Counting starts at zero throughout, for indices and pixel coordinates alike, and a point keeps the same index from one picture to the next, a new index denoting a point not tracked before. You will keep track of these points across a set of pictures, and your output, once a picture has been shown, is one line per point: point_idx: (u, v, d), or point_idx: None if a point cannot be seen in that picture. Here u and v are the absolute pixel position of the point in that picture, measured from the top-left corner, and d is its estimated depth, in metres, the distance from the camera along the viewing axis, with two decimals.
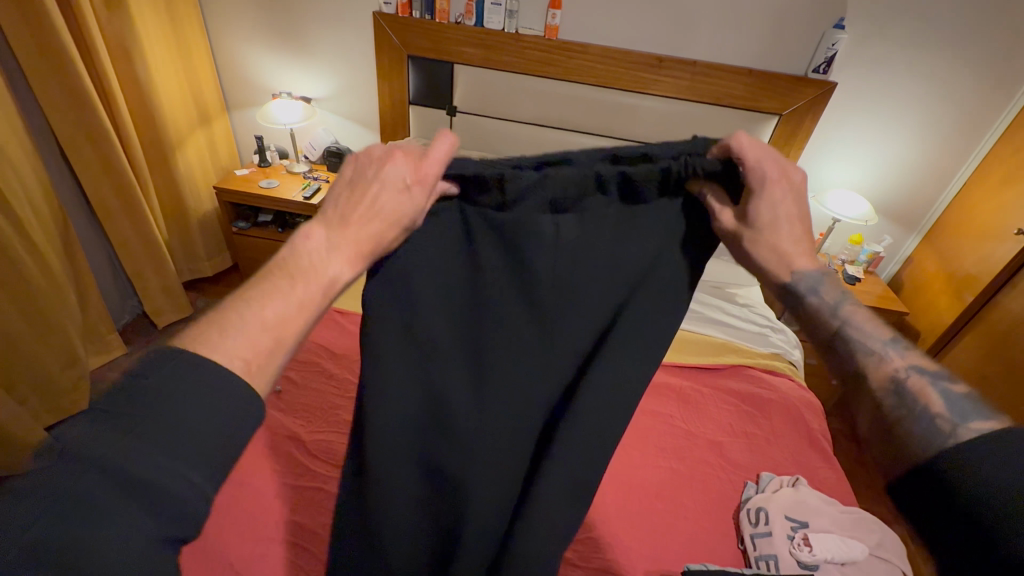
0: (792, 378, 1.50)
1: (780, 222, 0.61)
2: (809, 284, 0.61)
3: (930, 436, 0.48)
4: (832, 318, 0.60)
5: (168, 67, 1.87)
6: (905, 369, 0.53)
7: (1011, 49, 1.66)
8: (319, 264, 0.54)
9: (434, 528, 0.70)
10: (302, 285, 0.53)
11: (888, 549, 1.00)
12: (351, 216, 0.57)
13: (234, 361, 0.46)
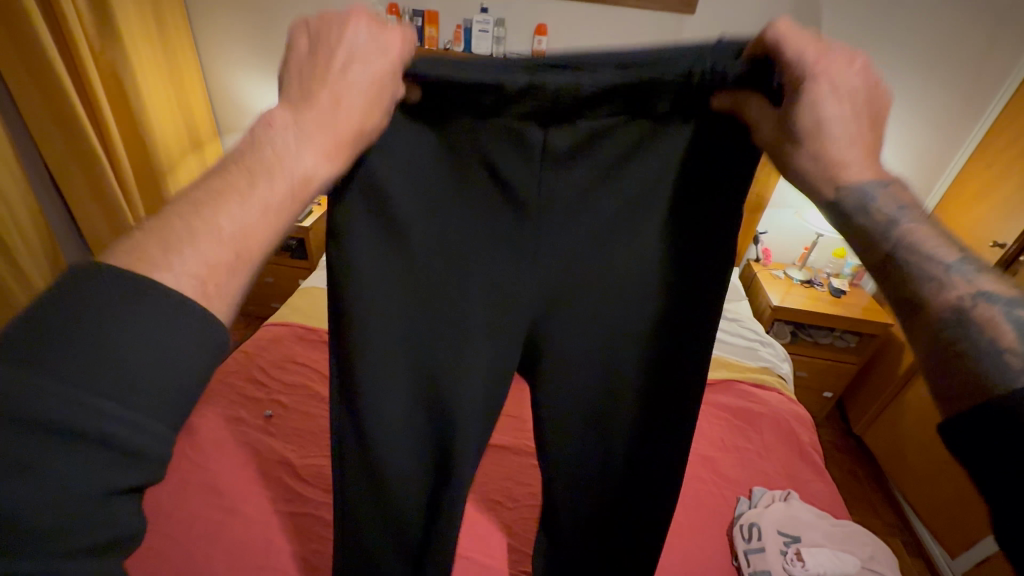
0: (781, 392, 1.50)
1: (843, 125, 0.49)
2: (862, 195, 0.48)
3: (994, 373, 0.37)
4: (886, 234, 0.47)
5: (161, 96, 1.90)
6: (973, 296, 0.41)
7: (976, 71, 1.74)
8: (293, 160, 0.46)
9: (427, 438, 0.74)
10: (272, 182, 0.45)
11: (880, 562, 1.01)
12: (320, 112, 0.48)
13: (187, 282, 0.38)
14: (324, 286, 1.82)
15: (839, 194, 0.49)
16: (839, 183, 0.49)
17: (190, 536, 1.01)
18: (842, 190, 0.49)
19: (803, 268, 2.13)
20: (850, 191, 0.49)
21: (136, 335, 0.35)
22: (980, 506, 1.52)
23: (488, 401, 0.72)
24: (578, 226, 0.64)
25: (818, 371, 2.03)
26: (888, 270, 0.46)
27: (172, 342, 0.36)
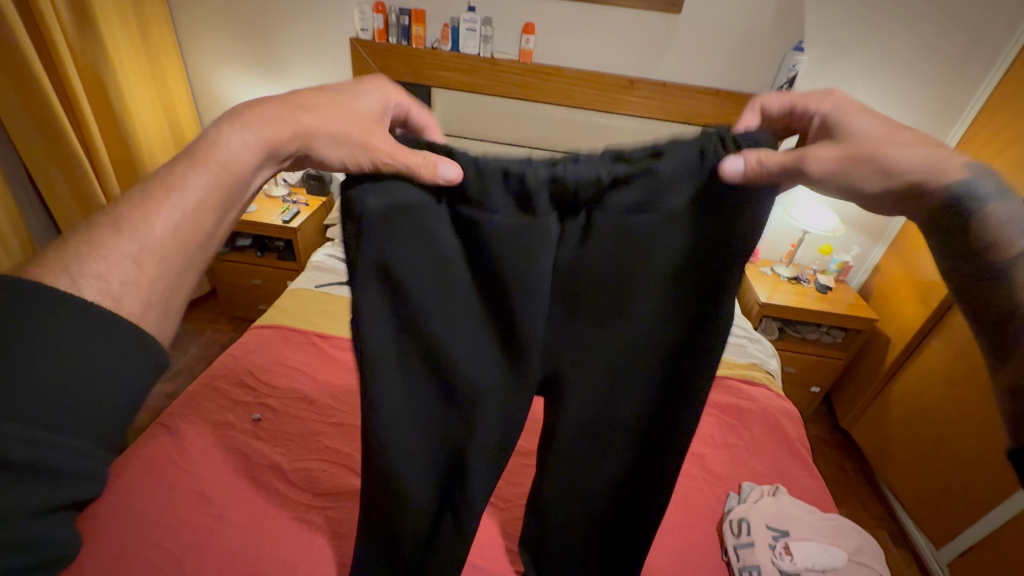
0: (770, 388, 1.52)
1: (886, 140, 0.56)
2: (969, 190, 0.55)
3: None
4: (1013, 238, 0.52)
5: (143, 97, 1.87)
6: None
7: (957, 69, 1.76)
8: (234, 170, 0.56)
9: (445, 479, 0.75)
10: (198, 173, 0.54)
11: (867, 554, 1.02)
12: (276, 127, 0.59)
13: (93, 282, 0.47)
14: (312, 287, 1.80)
15: (954, 193, 0.55)
16: (944, 184, 0.55)
17: (179, 544, 0.99)
18: (948, 191, 0.55)
19: (790, 265, 2.14)
20: (957, 191, 0.55)
21: (58, 353, 0.42)
22: (968, 498, 1.53)
23: (501, 441, 0.70)
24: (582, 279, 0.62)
25: (806, 367, 2.05)
26: (997, 280, 0.52)
27: (97, 358, 0.43)
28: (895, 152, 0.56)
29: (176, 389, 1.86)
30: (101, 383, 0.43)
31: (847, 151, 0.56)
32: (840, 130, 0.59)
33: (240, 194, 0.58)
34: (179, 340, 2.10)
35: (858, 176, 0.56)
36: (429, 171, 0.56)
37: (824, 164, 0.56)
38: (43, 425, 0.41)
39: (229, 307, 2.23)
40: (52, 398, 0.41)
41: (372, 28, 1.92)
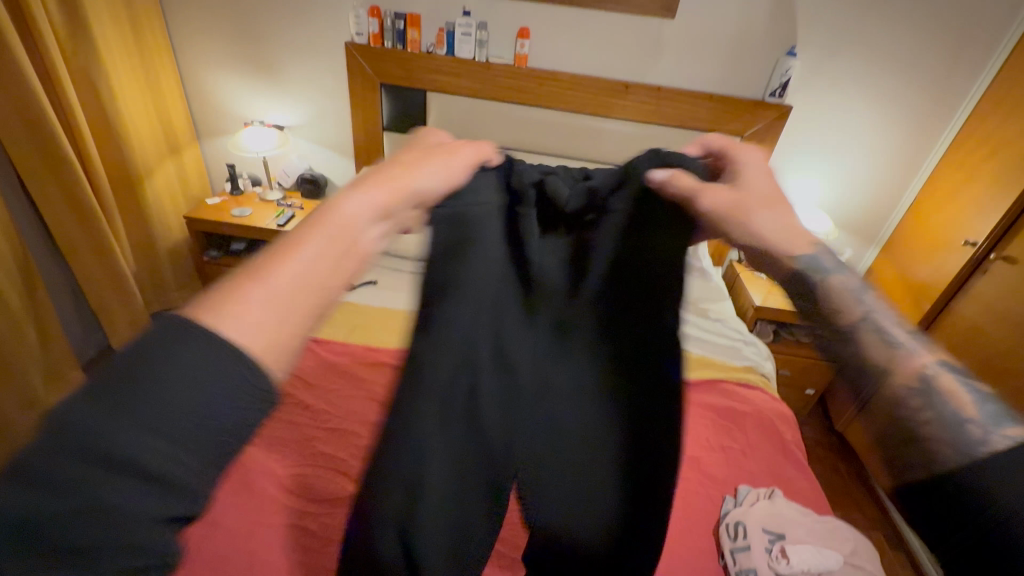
0: (764, 390, 1.53)
1: (772, 198, 0.57)
2: (813, 263, 0.53)
3: (963, 443, 0.41)
4: (852, 305, 0.50)
5: (136, 101, 1.87)
6: (936, 367, 0.46)
7: (947, 74, 1.78)
8: (359, 231, 0.45)
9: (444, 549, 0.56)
10: (329, 231, 0.43)
11: (862, 556, 1.02)
12: (396, 179, 0.51)
13: (247, 335, 0.35)
14: None
15: (802, 263, 0.53)
16: (792, 253, 0.53)
17: None
18: (796, 260, 0.53)
19: None
20: (805, 261, 0.53)
21: (183, 360, 0.32)
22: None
23: (495, 486, 0.59)
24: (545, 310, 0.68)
25: (801, 369, 2.07)
26: (851, 342, 0.48)
27: (217, 368, 0.32)
28: (772, 210, 0.56)
29: None
30: (219, 406, 0.32)
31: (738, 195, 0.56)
32: (743, 182, 0.58)
33: (368, 257, 0.46)
34: None
35: (730, 224, 0.55)
36: (481, 147, 0.62)
37: (713, 202, 0.56)
38: (139, 450, 0.30)
39: None
40: (166, 421, 0.31)
41: (367, 33, 1.92)
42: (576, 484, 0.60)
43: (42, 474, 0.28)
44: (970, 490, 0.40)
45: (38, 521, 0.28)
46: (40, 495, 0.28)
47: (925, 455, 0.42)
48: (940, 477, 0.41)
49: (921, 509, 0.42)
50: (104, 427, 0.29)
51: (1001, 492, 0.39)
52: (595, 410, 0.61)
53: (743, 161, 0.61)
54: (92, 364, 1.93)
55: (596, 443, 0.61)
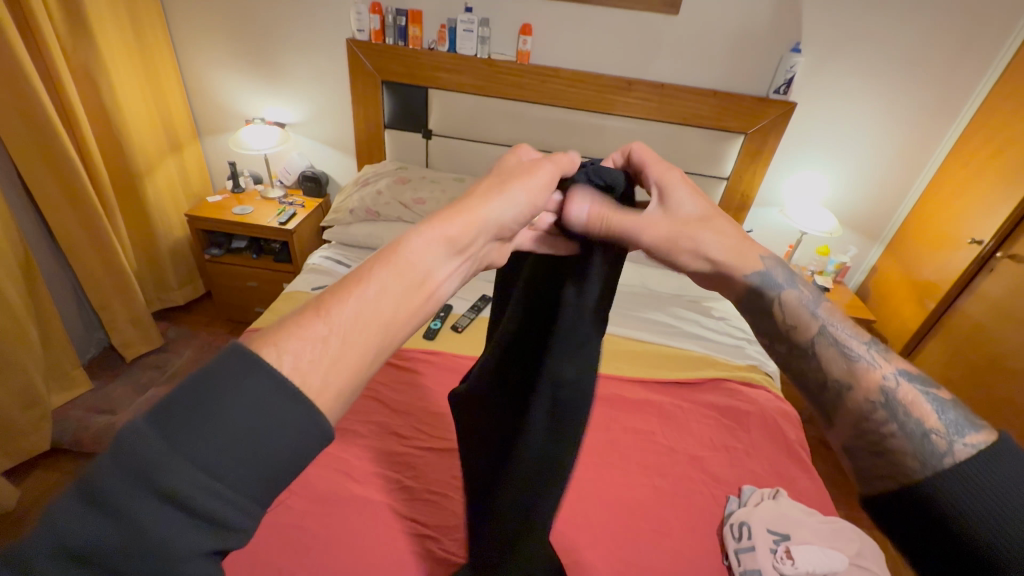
0: (768, 390, 1.51)
1: (701, 217, 0.59)
2: (765, 280, 0.56)
3: (924, 454, 0.42)
4: (808, 319, 0.53)
5: (136, 95, 1.85)
6: (895, 376, 0.47)
7: (954, 69, 1.76)
8: (429, 271, 0.45)
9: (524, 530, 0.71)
10: (400, 272, 0.43)
11: (868, 558, 1.01)
12: (471, 212, 0.51)
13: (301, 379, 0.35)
14: (308, 289, 1.68)
15: (754, 281, 0.56)
16: (742, 273, 0.57)
17: None
18: (746, 278, 0.57)
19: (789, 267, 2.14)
20: (755, 279, 0.56)
21: (241, 397, 0.32)
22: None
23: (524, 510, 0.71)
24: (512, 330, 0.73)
25: None
26: (812, 356, 0.51)
27: (275, 416, 0.32)
28: (704, 232, 0.58)
29: None
30: (273, 442, 0.32)
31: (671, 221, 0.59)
32: (670, 201, 0.61)
33: (430, 297, 0.45)
34: (175, 343, 2.07)
35: (679, 249, 0.59)
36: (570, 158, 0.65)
37: (650, 237, 0.60)
38: (193, 490, 0.31)
39: (224, 309, 2.20)
40: (217, 459, 0.31)
41: (368, 29, 1.90)
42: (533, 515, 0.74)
43: (112, 505, 0.30)
44: (934, 498, 0.40)
45: (107, 550, 0.30)
46: (114, 523, 0.30)
47: (892, 464, 0.43)
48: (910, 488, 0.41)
49: (889, 517, 0.43)
50: (163, 461, 0.30)
51: (965, 499, 0.39)
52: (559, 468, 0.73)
53: (656, 175, 0.63)
54: (94, 362, 1.92)
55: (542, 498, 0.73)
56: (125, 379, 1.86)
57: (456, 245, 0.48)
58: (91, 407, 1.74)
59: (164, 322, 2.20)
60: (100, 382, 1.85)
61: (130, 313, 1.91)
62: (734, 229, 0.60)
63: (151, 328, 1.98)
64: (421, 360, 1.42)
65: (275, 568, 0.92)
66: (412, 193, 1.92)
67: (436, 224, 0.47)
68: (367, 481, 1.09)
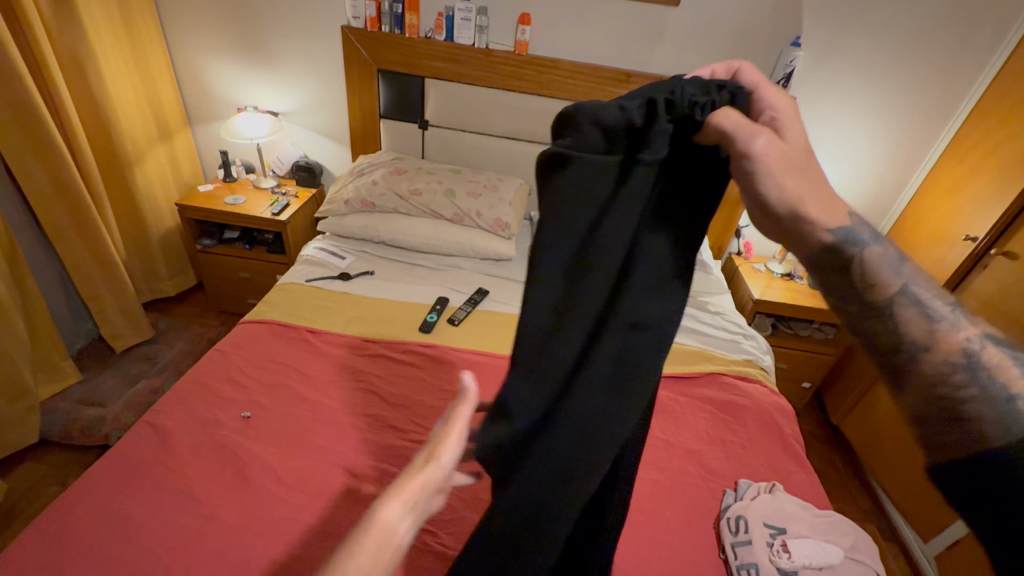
0: (763, 384, 1.52)
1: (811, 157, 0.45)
2: (851, 235, 0.43)
3: (1008, 422, 0.36)
4: (888, 276, 0.42)
5: (123, 79, 1.80)
6: (981, 339, 0.39)
7: (952, 68, 1.76)
8: (394, 528, 0.57)
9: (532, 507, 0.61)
10: (365, 546, 0.55)
11: (862, 551, 1.02)
12: (414, 480, 0.60)
13: None
14: (302, 281, 1.66)
15: (836, 237, 0.43)
16: (823, 227, 0.43)
17: (165, 546, 0.91)
18: (828, 233, 0.43)
19: (783, 261, 2.15)
20: (839, 234, 0.43)
21: None
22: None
23: (550, 479, 0.60)
24: (589, 247, 0.55)
25: (798, 363, 2.08)
26: (892, 320, 0.41)
27: None
28: (818, 180, 0.45)
29: (163, 384, 1.80)
30: None
31: (784, 150, 0.45)
32: (785, 134, 0.47)
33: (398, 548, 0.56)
34: (166, 334, 2.04)
35: (784, 177, 0.44)
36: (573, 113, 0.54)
37: (768, 152, 0.44)
38: None
39: (216, 301, 2.17)
40: None
41: (364, 16, 1.87)
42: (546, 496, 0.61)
43: None
44: (1013, 471, 0.35)
45: None
46: None
47: (965, 431, 0.37)
48: (981, 461, 0.36)
49: (960, 491, 0.37)
50: None
51: None
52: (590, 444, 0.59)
53: (773, 101, 0.50)
54: (82, 353, 1.88)
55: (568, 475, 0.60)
56: (115, 372, 1.83)
57: (408, 501, 0.59)
58: (79, 399, 1.70)
59: (154, 313, 2.17)
60: (90, 373, 1.81)
61: (120, 305, 1.88)
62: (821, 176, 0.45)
63: (142, 321, 1.95)
64: (417, 354, 1.41)
65: (271, 562, 0.91)
66: (408, 184, 1.89)
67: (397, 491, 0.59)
68: (364, 474, 1.08)
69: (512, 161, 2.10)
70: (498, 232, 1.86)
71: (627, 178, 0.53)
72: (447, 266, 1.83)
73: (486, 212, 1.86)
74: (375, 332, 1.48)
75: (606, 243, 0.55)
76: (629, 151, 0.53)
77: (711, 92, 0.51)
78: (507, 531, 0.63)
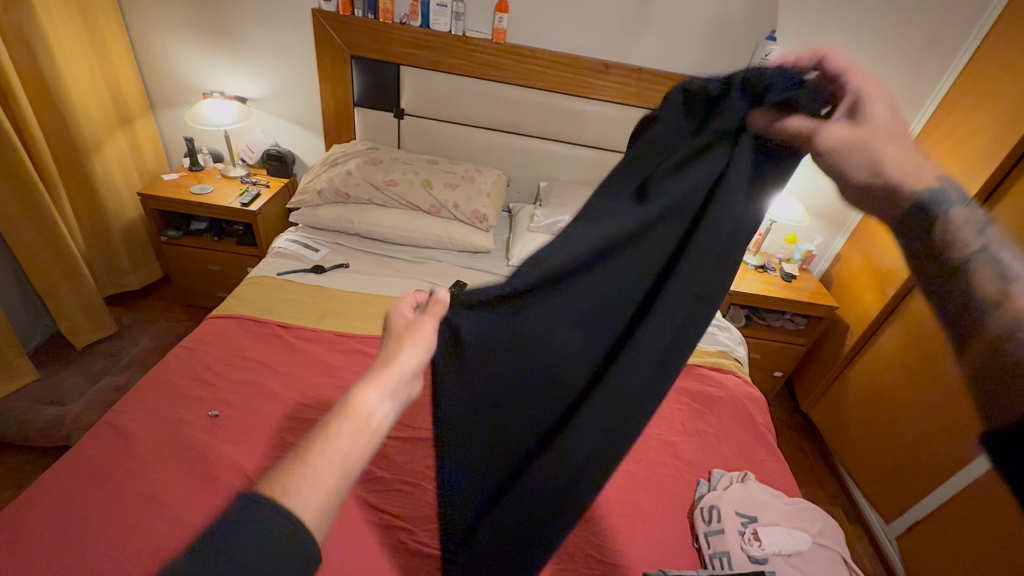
0: (737, 374, 1.55)
1: (895, 135, 0.47)
2: (936, 197, 0.44)
3: None
4: (969, 238, 0.42)
5: (77, 57, 1.70)
6: None
7: (919, 65, 1.81)
8: (373, 409, 0.54)
9: (540, 505, 0.61)
10: (345, 430, 0.51)
11: (829, 536, 1.05)
12: (389, 370, 0.59)
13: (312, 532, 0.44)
14: (274, 274, 1.62)
15: (918, 199, 0.44)
16: (906, 190, 0.45)
17: (127, 553, 0.87)
18: (913, 196, 0.45)
19: (756, 253, 2.19)
20: (924, 196, 0.44)
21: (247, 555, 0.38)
22: (929, 467, 1.59)
23: (561, 480, 0.59)
24: (648, 198, 0.56)
25: (771, 353, 2.13)
26: (965, 281, 0.41)
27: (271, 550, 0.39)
28: (900, 156, 0.47)
29: (127, 381, 1.74)
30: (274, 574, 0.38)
31: (859, 130, 0.47)
32: (863, 115, 0.48)
33: (381, 433, 0.53)
34: (130, 330, 1.96)
35: (858, 152, 0.47)
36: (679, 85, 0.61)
37: (834, 137, 0.47)
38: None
39: (184, 294, 2.10)
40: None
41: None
42: (558, 501, 0.60)
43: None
44: None
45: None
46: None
47: None
48: None
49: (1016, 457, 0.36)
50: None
51: None
52: (603, 445, 0.58)
53: (860, 80, 0.48)
54: (39, 350, 1.80)
55: (577, 486, 0.59)
56: (76, 369, 1.75)
57: (386, 387, 0.57)
58: (36, 398, 1.62)
59: (118, 308, 2.08)
60: (47, 371, 1.73)
61: (78, 299, 1.79)
62: (914, 142, 0.48)
63: (103, 316, 1.86)
64: None
65: None
66: (384, 174, 1.85)
67: (374, 379, 0.57)
68: None
69: (489, 153, 2.08)
70: (476, 224, 1.84)
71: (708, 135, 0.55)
72: (424, 258, 1.80)
73: (464, 204, 1.84)
74: (350, 327, 1.45)
75: (660, 198, 0.56)
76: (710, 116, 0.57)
77: (787, 76, 0.51)
78: (519, 523, 0.64)
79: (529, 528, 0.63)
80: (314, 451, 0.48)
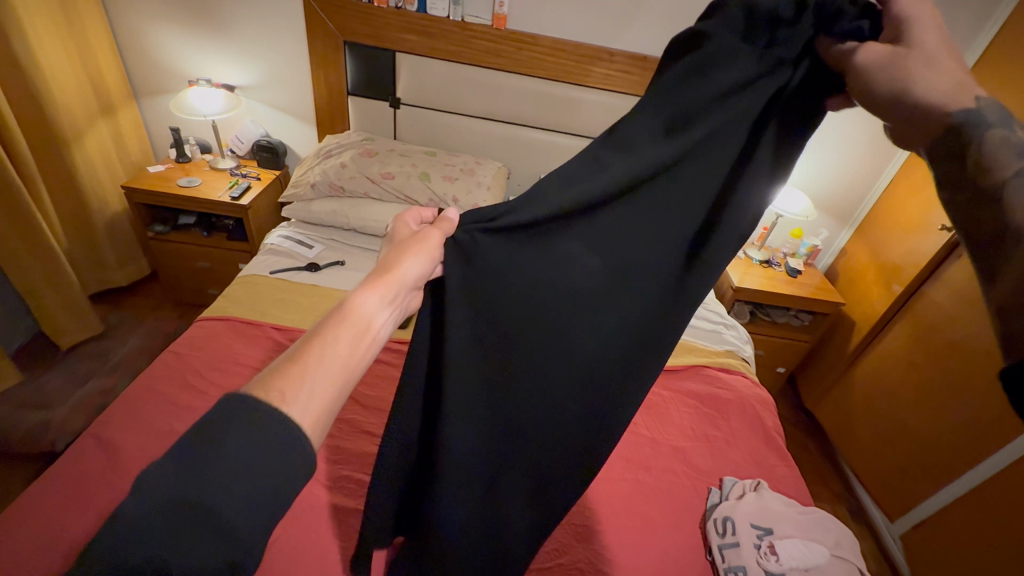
0: (744, 374, 1.52)
1: (934, 57, 0.46)
2: (975, 117, 0.43)
3: None
4: (1010, 160, 0.40)
5: (53, 42, 1.60)
6: None
7: None
8: (371, 317, 0.52)
9: (582, 432, 0.70)
10: (342, 335, 0.49)
11: (845, 547, 1.03)
12: (391, 274, 0.56)
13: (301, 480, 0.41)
14: (266, 273, 1.55)
15: (958, 119, 0.43)
16: (947, 109, 0.44)
17: None
18: (950, 116, 0.44)
19: (761, 248, 2.15)
20: (961, 117, 0.43)
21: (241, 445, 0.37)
22: (938, 465, 1.57)
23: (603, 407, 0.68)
24: (679, 141, 0.56)
25: (775, 350, 2.10)
26: (1006, 201, 0.39)
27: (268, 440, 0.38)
28: (946, 80, 0.45)
29: (115, 385, 1.67)
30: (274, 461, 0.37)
31: (898, 50, 0.46)
32: (911, 40, 0.46)
33: (377, 343, 0.52)
34: (118, 330, 1.90)
35: (905, 72, 0.46)
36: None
37: (874, 60, 0.47)
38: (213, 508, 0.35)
39: (173, 291, 2.03)
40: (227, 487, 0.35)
41: None
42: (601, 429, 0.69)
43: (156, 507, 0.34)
44: None
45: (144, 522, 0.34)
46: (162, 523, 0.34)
47: None
48: None
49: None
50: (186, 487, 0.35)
51: None
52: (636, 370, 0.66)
53: (906, 6, 0.47)
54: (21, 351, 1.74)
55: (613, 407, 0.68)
56: (60, 372, 1.69)
57: (386, 294, 0.54)
58: (18, 403, 1.55)
59: (103, 306, 2.00)
60: (31, 374, 1.67)
61: (61, 297, 1.71)
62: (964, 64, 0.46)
63: (89, 315, 1.79)
64: (392, 352, 1.34)
65: None
66: (380, 167, 1.78)
67: (374, 285, 0.54)
68: (338, 486, 1.02)
69: (488, 145, 2.01)
70: None
71: (757, 66, 0.54)
72: None
73: (463, 198, 1.77)
74: None
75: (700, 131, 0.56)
76: (765, 41, 0.54)
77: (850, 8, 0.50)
78: (559, 452, 0.71)
79: (570, 455, 0.71)
80: (307, 357, 0.46)
